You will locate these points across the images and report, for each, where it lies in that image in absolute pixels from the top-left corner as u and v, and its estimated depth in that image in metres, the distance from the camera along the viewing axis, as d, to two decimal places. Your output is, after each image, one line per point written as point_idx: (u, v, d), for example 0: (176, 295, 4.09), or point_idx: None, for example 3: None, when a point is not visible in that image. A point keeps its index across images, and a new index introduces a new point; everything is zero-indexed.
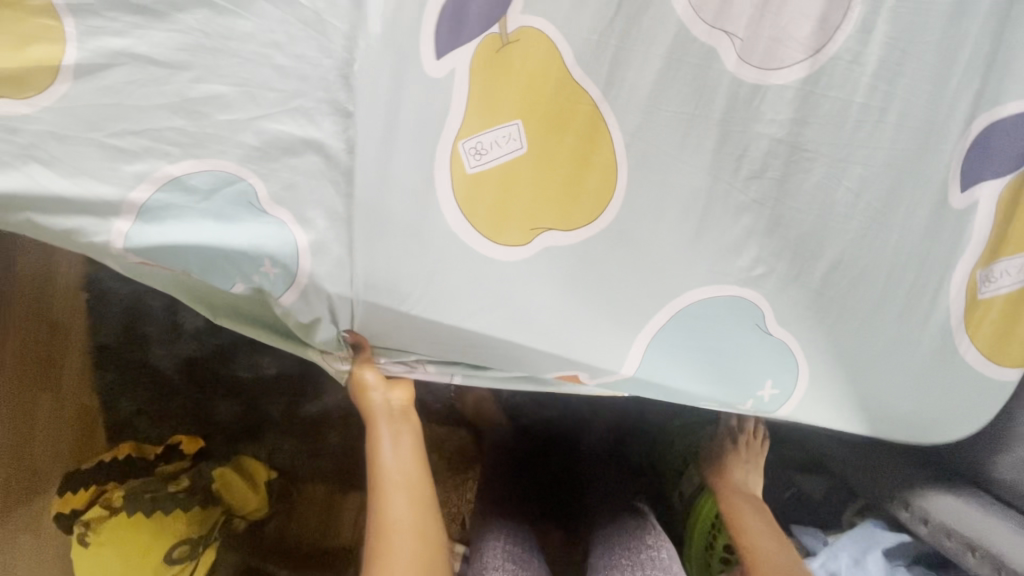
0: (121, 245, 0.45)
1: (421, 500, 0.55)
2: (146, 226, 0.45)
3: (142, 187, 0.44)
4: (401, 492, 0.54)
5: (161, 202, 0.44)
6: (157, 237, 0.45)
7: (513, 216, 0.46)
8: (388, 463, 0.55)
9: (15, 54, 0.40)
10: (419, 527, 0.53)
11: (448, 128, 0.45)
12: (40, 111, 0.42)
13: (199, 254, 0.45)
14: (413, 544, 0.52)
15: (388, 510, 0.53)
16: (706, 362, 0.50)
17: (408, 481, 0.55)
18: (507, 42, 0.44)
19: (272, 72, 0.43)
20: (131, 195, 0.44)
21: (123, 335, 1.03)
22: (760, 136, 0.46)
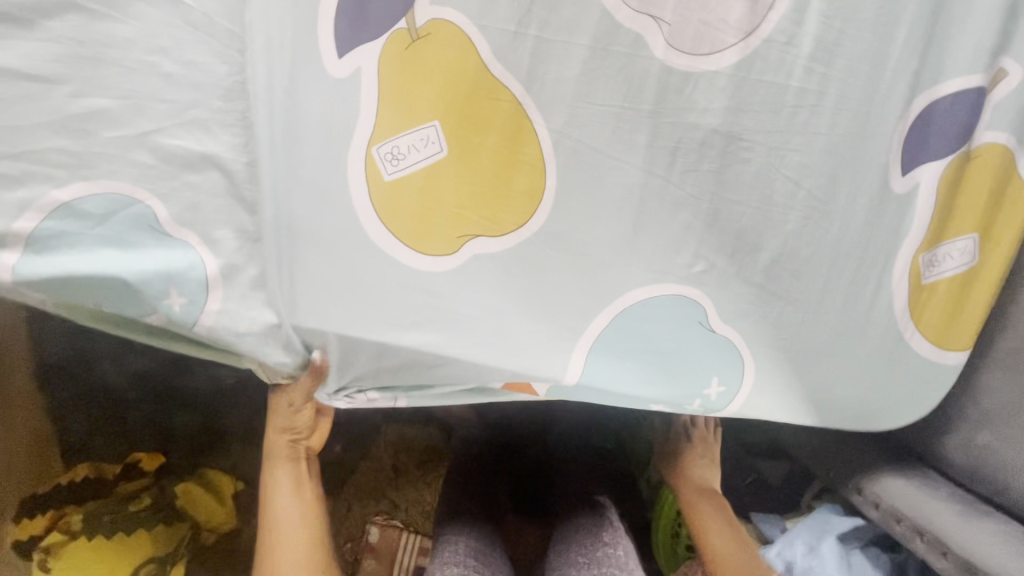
0: (10, 280, 0.41)
1: (307, 534, 0.60)
2: (37, 258, 0.41)
3: (27, 216, 0.40)
4: (293, 533, 0.59)
5: (51, 230, 0.41)
6: (50, 270, 0.41)
7: (437, 224, 0.44)
8: (283, 487, 0.61)
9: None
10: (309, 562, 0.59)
11: (361, 132, 0.42)
12: None
13: (100, 284, 0.42)
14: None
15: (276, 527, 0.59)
16: (651, 362, 0.48)
17: (300, 505, 0.60)
18: (417, 37, 0.41)
19: (161, 82, 0.40)
20: (16, 226, 0.40)
21: (68, 354, 0.99)
22: (694, 127, 0.45)
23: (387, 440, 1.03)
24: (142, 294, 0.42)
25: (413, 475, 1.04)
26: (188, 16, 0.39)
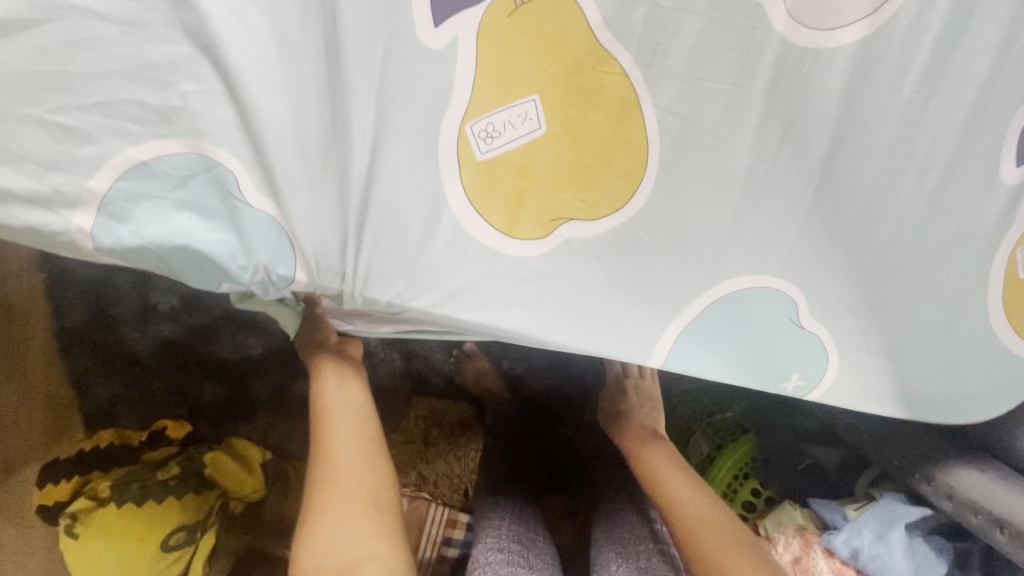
0: (88, 245, 0.38)
1: (358, 420, 0.60)
2: (110, 221, 0.38)
3: (102, 174, 0.37)
4: (345, 419, 0.60)
5: (125, 190, 0.38)
6: (124, 237, 0.38)
7: (530, 206, 0.41)
8: (335, 395, 0.62)
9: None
10: (362, 442, 0.59)
11: (455, 107, 0.39)
12: None
13: (175, 251, 0.39)
14: (358, 462, 0.57)
15: (332, 426, 0.59)
16: (741, 351, 0.47)
17: (353, 410, 0.61)
18: (521, 2, 0.38)
19: (247, 34, 0.36)
20: (90, 184, 0.37)
21: (91, 319, 0.95)
22: (809, 108, 0.42)
23: (417, 414, 1.03)
24: (220, 265, 0.40)
25: (445, 448, 1.03)
26: None
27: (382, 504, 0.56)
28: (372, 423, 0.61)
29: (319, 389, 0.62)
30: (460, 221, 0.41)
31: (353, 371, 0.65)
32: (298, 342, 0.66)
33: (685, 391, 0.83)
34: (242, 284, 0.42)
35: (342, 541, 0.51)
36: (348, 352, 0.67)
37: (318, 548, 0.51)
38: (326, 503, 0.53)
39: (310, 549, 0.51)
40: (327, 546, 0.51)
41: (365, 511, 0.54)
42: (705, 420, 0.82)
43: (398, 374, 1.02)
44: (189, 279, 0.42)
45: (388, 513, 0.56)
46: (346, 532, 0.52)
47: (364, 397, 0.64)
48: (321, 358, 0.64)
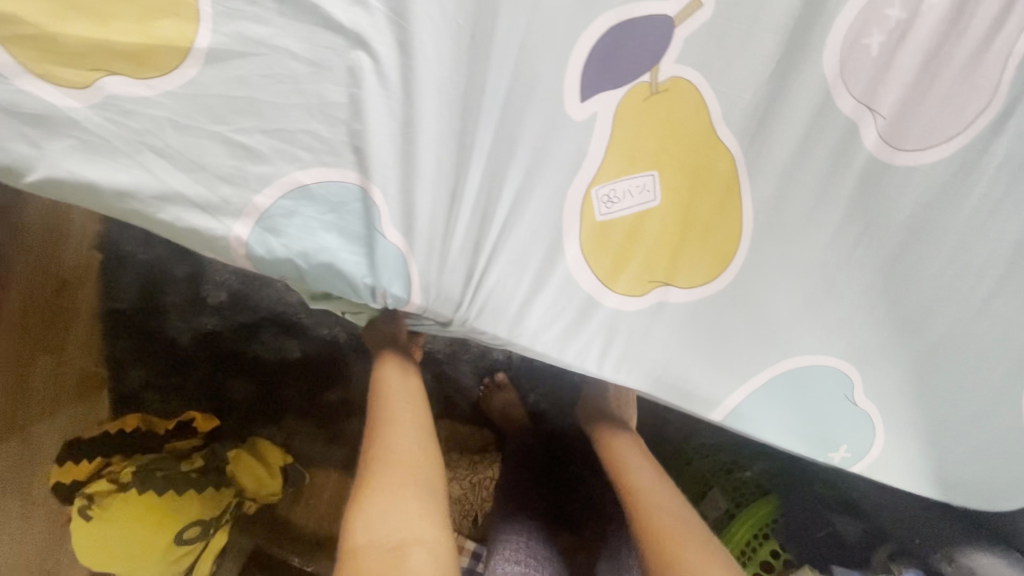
0: (240, 252, 0.42)
1: (415, 411, 0.63)
2: (263, 232, 0.42)
3: (268, 191, 0.41)
4: (403, 410, 0.62)
5: (284, 208, 0.42)
6: (271, 248, 0.42)
7: (634, 266, 0.46)
8: (394, 388, 0.65)
9: (139, 24, 0.38)
10: (418, 431, 0.61)
11: (585, 172, 0.44)
12: (161, 95, 0.39)
13: (313, 264, 0.43)
14: (413, 450, 0.58)
15: (390, 413, 0.62)
16: (801, 420, 0.50)
17: (410, 402, 0.64)
18: (657, 90, 0.43)
19: (416, 87, 0.41)
20: (255, 199, 0.41)
21: (138, 304, 0.98)
22: (886, 211, 0.47)
23: (439, 435, 1.05)
24: (349, 282, 0.44)
25: (464, 472, 1.04)
26: (458, 32, 0.40)
27: (434, 495, 0.56)
28: (427, 421, 0.64)
29: (380, 380, 0.66)
30: (572, 271, 0.45)
31: (414, 371, 0.69)
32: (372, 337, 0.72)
33: (702, 447, 0.87)
34: (362, 300, 0.45)
35: (395, 518, 0.51)
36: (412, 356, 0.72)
37: (370, 521, 0.51)
38: (380, 483, 0.54)
39: (362, 524, 0.51)
40: (380, 522, 0.51)
41: (418, 494, 0.55)
42: (723, 477, 0.84)
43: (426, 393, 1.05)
44: (314, 288, 0.46)
45: (440, 505, 0.56)
46: (398, 513, 0.52)
47: (420, 393, 0.67)
48: (386, 353, 0.69)
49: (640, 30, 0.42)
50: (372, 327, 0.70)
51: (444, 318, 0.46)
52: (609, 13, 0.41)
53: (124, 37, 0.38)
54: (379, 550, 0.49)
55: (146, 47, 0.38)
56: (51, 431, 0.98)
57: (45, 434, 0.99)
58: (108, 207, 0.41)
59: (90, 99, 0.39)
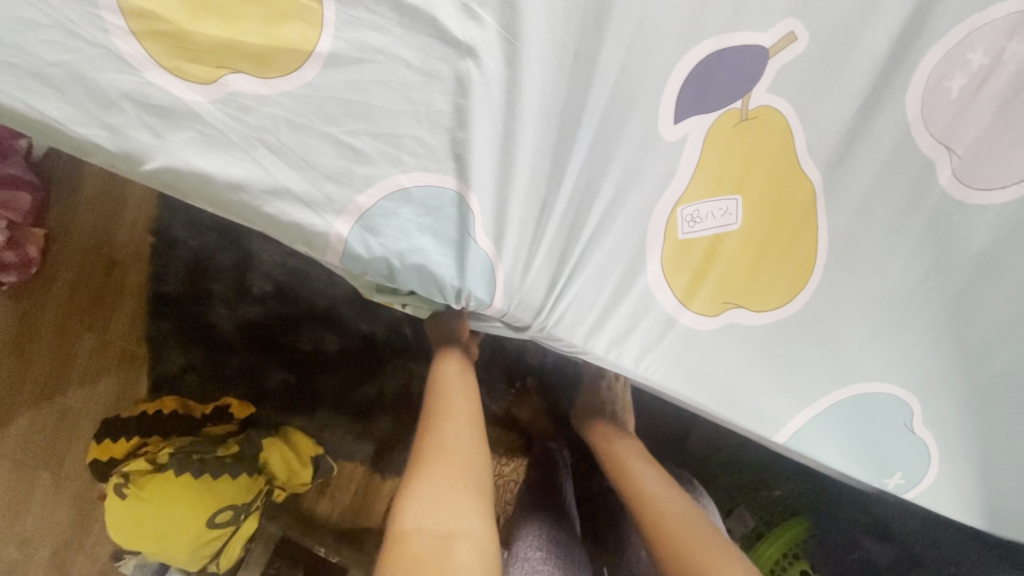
0: (337, 249, 0.44)
1: (470, 407, 0.64)
2: (362, 231, 0.43)
3: (371, 192, 0.43)
4: (459, 404, 0.64)
5: (384, 209, 0.43)
6: (367, 245, 0.43)
7: (709, 287, 0.47)
8: (451, 382, 0.67)
9: (268, 26, 0.40)
10: (471, 425, 0.62)
11: (671, 193, 0.46)
12: (279, 94, 0.41)
13: (405, 266, 0.44)
14: (466, 443, 0.59)
15: (448, 406, 0.63)
16: (858, 444, 0.51)
17: (465, 397, 0.65)
18: (746, 117, 0.45)
19: (518, 100, 0.42)
20: (358, 199, 0.43)
21: (184, 289, 1.00)
22: (957, 247, 0.49)
23: None
24: (437, 284, 0.45)
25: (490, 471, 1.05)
26: (563, 50, 0.42)
27: (482, 490, 0.56)
28: (479, 418, 0.64)
29: (438, 374, 0.68)
30: (651, 286, 0.47)
31: (470, 370, 0.71)
32: (430, 336, 0.74)
33: None
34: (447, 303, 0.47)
35: (443, 507, 0.51)
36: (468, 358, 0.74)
37: (421, 507, 0.51)
38: (433, 472, 0.55)
39: (413, 508, 0.51)
40: (429, 509, 0.51)
41: (467, 488, 0.55)
42: (752, 494, 0.88)
43: None
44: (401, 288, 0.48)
45: (487, 501, 0.56)
46: (448, 502, 0.52)
47: (475, 393, 0.67)
48: (447, 348, 0.71)
49: (735, 59, 0.43)
50: (434, 321, 0.72)
51: (523, 325, 0.48)
52: (708, 39, 0.43)
53: (253, 38, 0.40)
54: (428, 538, 0.49)
55: (272, 49, 0.40)
56: (90, 396, 1.02)
57: (86, 408, 1.02)
58: (216, 197, 0.43)
59: (214, 95, 0.41)
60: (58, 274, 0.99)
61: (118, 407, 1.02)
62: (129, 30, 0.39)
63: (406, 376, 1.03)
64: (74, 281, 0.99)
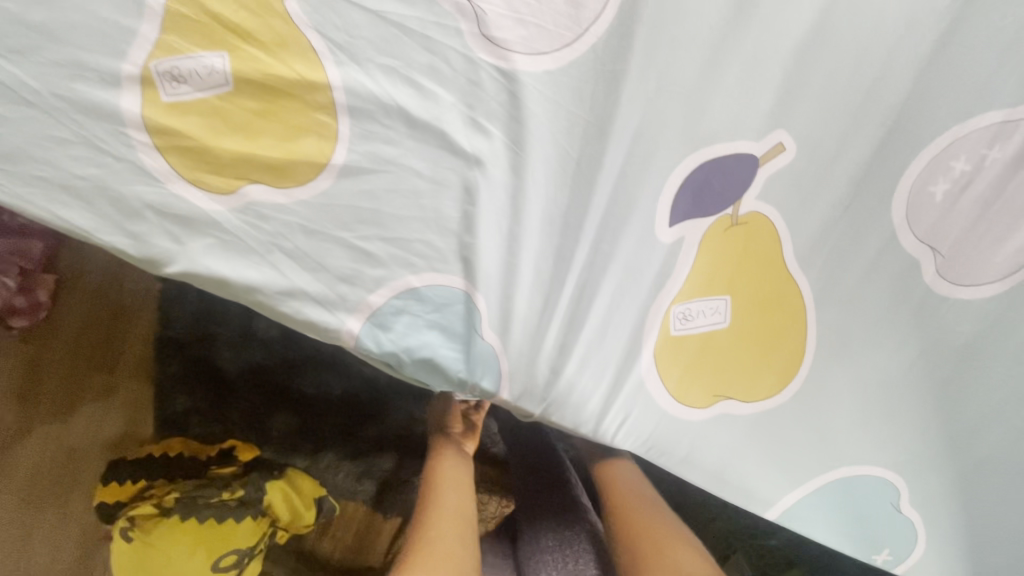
0: (350, 343, 0.46)
1: (463, 501, 0.66)
2: (374, 327, 0.45)
3: (381, 292, 0.45)
4: (451, 500, 0.65)
5: (394, 307, 0.46)
6: (379, 343, 0.46)
7: (703, 379, 0.50)
8: (447, 473, 0.69)
9: (287, 142, 0.42)
10: (462, 519, 0.63)
11: (667, 291, 0.48)
12: (294, 203, 0.43)
13: (416, 360, 0.46)
14: (455, 538, 0.61)
15: (443, 503, 0.64)
16: (848, 523, 0.53)
17: (460, 490, 0.67)
18: (738, 221, 0.47)
19: (523, 205, 0.44)
20: (369, 298, 0.45)
21: (191, 332, 1.02)
22: (943, 338, 0.51)
23: None
24: (445, 375, 0.47)
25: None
26: (564, 159, 0.44)
27: None
28: (472, 511, 0.66)
29: (435, 463, 0.71)
30: (647, 378, 0.49)
31: (466, 461, 0.73)
32: (432, 416, 0.79)
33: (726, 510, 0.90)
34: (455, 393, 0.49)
35: None
36: (465, 444, 0.75)
37: None
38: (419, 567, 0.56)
39: None
40: None
41: None
42: (749, 542, 0.90)
43: None
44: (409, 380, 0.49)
45: None
46: None
47: (469, 488, 0.68)
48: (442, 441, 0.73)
49: (729, 166, 0.46)
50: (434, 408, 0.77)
51: (527, 414, 0.50)
52: (703, 150, 0.45)
53: (272, 153, 0.42)
54: None
55: (289, 162, 0.42)
56: (97, 437, 1.03)
57: (92, 448, 1.03)
58: (236, 297, 0.44)
59: (232, 204, 0.43)
60: (68, 318, 1.02)
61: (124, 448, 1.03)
62: (155, 146, 0.41)
63: (406, 418, 1.05)
64: (84, 326, 1.02)
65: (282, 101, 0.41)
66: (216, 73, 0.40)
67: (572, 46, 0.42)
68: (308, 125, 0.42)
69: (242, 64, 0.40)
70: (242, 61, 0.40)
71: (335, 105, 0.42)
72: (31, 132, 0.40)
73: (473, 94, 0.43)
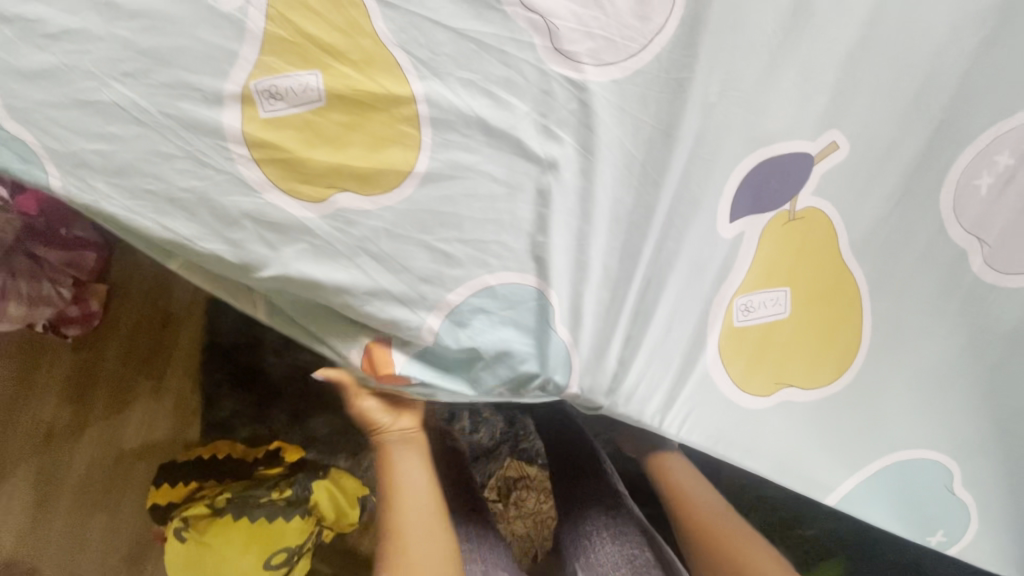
0: (429, 338, 0.49)
1: (430, 507, 0.70)
2: (452, 323, 0.48)
3: (458, 291, 0.48)
4: (413, 507, 0.68)
5: (471, 305, 0.48)
6: (457, 338, 0.49)
7: (763, 368, 0.52)
8: (404, 482, 0.69)
9: (375, 151, 0.45)
10: (429, 527, 0.68)
11: (728, 285, 0.50)
12: (379, 209, 0.46)
13: (491, 353, 0.49)
14: (426, 549, 0.67)
15: (407, 507, 0.68)
16: (903, 506, 0.55)
17: (421, 497, 0.69)
18: (795, 216, 0.49)
19: (593, 206, 0.47)
20: (448, 296, 0.48)
21: (237, 338, 1.06)
22: (990, 325, 0.53)
23: (506, 474, 1.09)
24: (518, 369, 0.49)
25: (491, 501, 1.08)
26: (629, 161, 0.47)
27: None
28: (438, 512, 0.70)
29: (388, 474, 0.70)
30: (711, 368, 0.51)
31: (421, 456, 0.71)
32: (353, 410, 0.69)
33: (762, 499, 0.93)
34: (521, 390, 0.50)
35: None
36: (411, 428, 0.71)
37: None
38: None
39: None
40: None
41: None
42: (787, 532, 0.92)
43: (497, 433, 1.09)
44: (473, 379, 0.51)
45: None
46: None
47: (432, 485, 0.71)
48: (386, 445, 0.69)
49: (786, 164, 0.48)
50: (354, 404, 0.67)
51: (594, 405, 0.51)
52: (763, 149, 0.48)
53: (361, 162, 0.45)
54: None
55: (377, 170, 0.45)
56: (145, 441, 1.06)
57: (141, 452, 1.06)
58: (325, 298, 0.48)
59: (323, 211, 0.46)
60: (119, 327, 1.06)
61: (172, 451, 1.07)
62: (253, 158, 0.44)
63: None
64: (133, 334, 1.06)
65: (370, 114, 0.44)
66: (311, 89, 0.43)
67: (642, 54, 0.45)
68: (394, 136, 0.45)
69: (334, 80, 0.43)
70: (334, 76, 0.43)
71: (419, 116, 0.45)
72: (140, 149, 0.43)
73: (546, 103, 0.45)
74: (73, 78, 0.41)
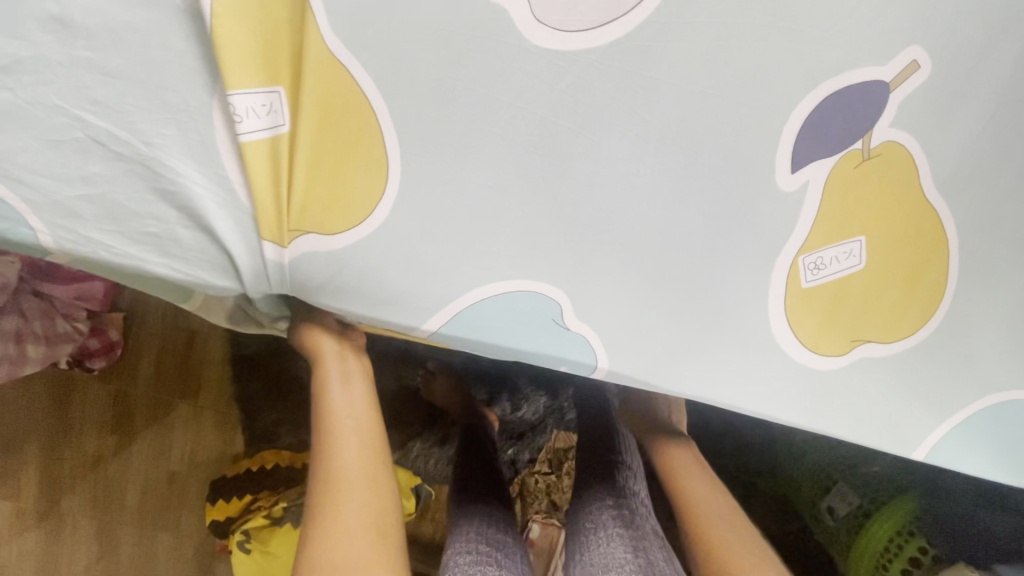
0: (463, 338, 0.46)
1: (367, 438, 0.58)
2: (478, 320, 0.44)
3: (480, 291, 0.43)
4: (351, 434, 0.57)
5: (499, 303, 0.44)
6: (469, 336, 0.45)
7: (838, 330, 0.48)
8: (338, 406, 0.59)
9: (353, 171, 0.39)
10: (373, 452, 0.58)
11: (797, 243, 0.45)
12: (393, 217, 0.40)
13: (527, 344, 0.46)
14: (365, 480, 0.56)
15: (338, 467, 0.55)
16: (999, 452, 0.52)
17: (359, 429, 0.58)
18: (868, 155, 0.43)
19: (635, 180, 0.42)
20: (470, 294, 0.43)
21: (263, 348, 1.05)
22: None
23: (555, 446, 1.09)
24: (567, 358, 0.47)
25: (544, 473, 1.08)
26: (667, 121, 0.40)
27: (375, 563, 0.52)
28: (380, 431, 0.60)
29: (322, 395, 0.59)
30: (782, 335, 0.47)
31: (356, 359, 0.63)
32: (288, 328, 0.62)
33: None
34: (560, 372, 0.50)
35: None
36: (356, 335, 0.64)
37: None
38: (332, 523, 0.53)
39: None
40: None
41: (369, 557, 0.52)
42: (849, 472, 0.94)
43: (542, 407, 1.06)
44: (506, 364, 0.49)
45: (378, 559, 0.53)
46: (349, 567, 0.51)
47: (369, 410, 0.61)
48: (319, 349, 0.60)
49: (854, 97, 0.41)
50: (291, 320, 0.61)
51: (665, 389, 0.49)
52: (828, 84, 0.41)
53: (329, 190, 0.39)
54: None
55: (345, 198, 0.39)
56: (193, 460, 1.06)
57: (188, 470, 1.06)
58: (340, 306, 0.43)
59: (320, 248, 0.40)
60: (143, 352, 1.04)
61: (220, 465, 1.07)
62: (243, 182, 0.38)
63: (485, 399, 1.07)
64: (160, 357, 1.04)
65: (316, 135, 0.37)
66: (272, 113, 0.37)
67: (620, 14, 0.37)
68: (386, 139, 0.38)
69: (304, 95, 0.36)
70: (302, 89, 0.36)
71: (422, 105, 0.38)
72: (118, 184, 0.38)
73: (566, 66, 0.38)
74: (39, 116, 0.35)
